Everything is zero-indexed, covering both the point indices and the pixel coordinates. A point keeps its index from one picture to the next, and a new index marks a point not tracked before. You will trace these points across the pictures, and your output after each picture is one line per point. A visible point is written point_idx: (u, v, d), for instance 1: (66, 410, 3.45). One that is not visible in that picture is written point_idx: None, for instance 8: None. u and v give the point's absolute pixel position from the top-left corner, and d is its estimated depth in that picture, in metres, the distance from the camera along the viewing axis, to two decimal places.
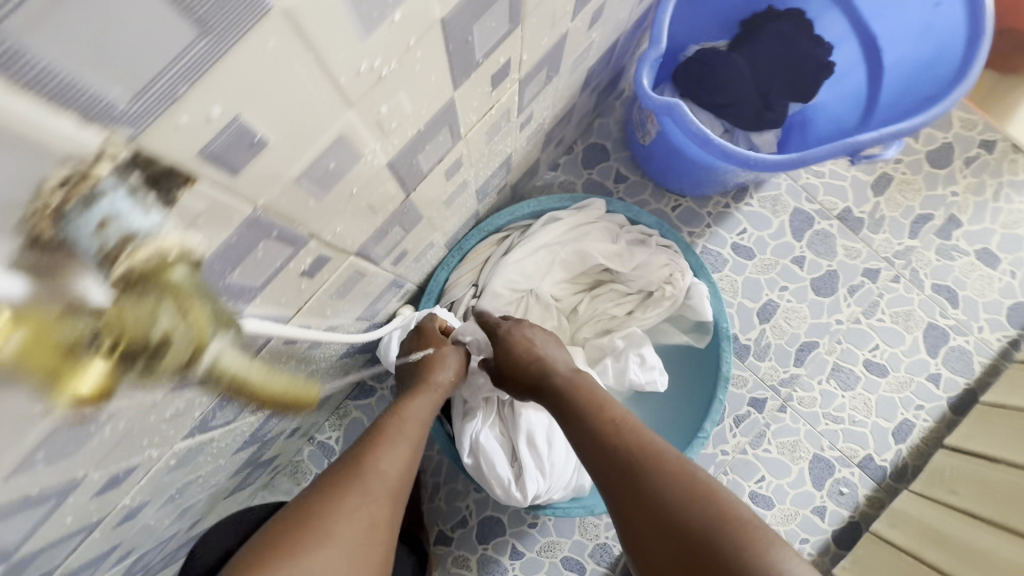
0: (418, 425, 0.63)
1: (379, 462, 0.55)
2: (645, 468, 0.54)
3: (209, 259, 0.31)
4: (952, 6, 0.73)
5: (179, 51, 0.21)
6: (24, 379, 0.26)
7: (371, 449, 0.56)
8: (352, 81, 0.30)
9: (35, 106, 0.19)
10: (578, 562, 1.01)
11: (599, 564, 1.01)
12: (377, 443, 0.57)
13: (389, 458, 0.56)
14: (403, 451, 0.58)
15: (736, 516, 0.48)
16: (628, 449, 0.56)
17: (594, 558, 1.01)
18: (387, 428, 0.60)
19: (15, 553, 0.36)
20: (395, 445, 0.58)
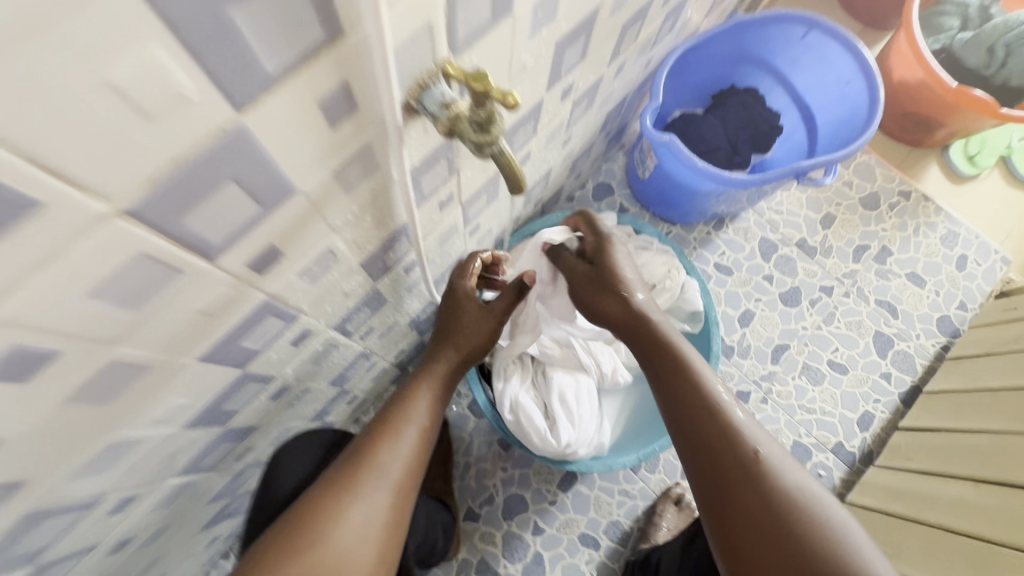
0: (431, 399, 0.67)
1: (392, 447, 0.60)
2: (709, 423, 0.58)
3: (421, 161, 0.50)
4: (858, 83, 1.05)
5: (483, 24, 0.41)
6: (337, 205, 0.44)
7: (382, 440, 0.60)
8: (515, 66, 0.51)
9: (441, 39, 0.38)
10: (593, 538, 1.11)
11: (611, 539, 1.11)
12: (391, 429, 0.61)
13: (404, 439, 0.61)
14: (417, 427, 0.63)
15: (779, 491, 0.53)
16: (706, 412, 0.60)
17: (607, 533, 1.11)
18: (402, 407, 0.64)
19: (245, 367, 0.52)
20: (404, 432, 0.61)
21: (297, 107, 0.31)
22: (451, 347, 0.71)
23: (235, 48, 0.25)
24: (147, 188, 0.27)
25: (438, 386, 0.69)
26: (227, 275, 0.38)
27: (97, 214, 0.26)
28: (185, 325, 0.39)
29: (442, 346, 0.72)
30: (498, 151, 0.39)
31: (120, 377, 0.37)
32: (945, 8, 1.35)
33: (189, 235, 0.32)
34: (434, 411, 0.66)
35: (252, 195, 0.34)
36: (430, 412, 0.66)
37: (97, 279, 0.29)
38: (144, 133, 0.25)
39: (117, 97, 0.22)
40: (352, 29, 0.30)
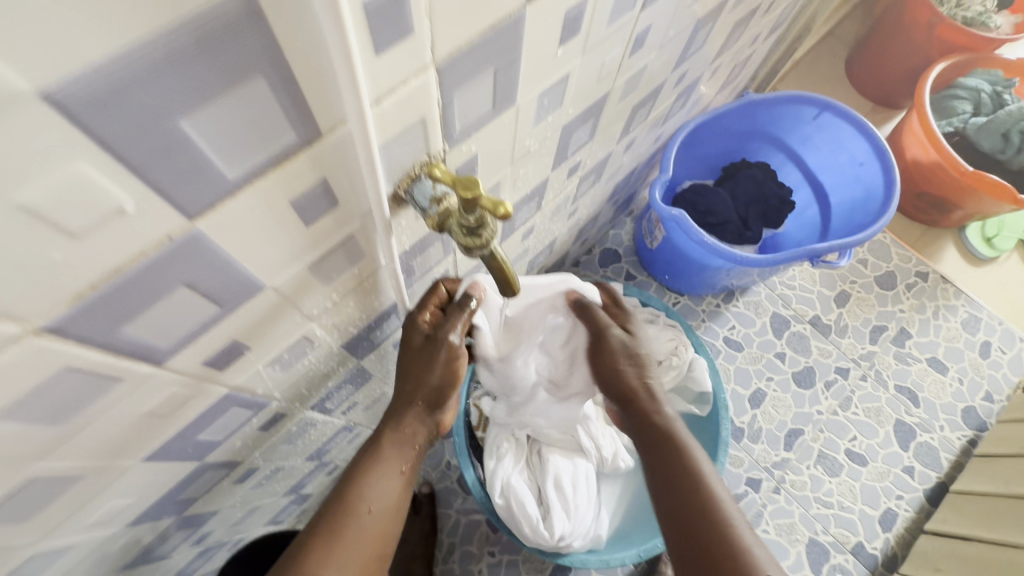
0: (390, 483, 0.52)
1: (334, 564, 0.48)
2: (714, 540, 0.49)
3: (412, 246, 0.47)
4: (872, 166, 1.03)
5: (481, 116, 0.39)
6: (315, 296, 0.40)
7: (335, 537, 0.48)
8: (518, 150, 0.49)
9: (434, 133, 0.35)
10: None
11: None
12: (333, 537, 0.48)
13: (351, 550, 0.49)
14: (368, 530, 0.50)
15: None
16: (715, 531, 0.49)
17: None
18: (349, 502, 0.50)
19: (204, 458, 0.47)
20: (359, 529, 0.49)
21: (267, 208, 0.29)
22: (418, 401, 0.54)
23: (189, 160, 0.22)
24: (76, 303, 0.23)
25: (401, 461, 0.54)
26: (180, 376, 0.34)
27: (9, 336, 0.22)
28: (128, 429, 0.34)
29: (405, 405, 0.54)
30: (488, 253, 0.35)
31: (44, 490, 0.32)
32: (957, 92, 1.33)
33: (131, 344, 0.28)
34: (393, 498, 0.52)
35: (211, 297, 0.30)
36: (388, 502, 0.52)
37: (11, 399, 0.25)
38: (71, 250, 0.21)
39: (34, 219, 0.19)
40: (333, 130, 0.28)
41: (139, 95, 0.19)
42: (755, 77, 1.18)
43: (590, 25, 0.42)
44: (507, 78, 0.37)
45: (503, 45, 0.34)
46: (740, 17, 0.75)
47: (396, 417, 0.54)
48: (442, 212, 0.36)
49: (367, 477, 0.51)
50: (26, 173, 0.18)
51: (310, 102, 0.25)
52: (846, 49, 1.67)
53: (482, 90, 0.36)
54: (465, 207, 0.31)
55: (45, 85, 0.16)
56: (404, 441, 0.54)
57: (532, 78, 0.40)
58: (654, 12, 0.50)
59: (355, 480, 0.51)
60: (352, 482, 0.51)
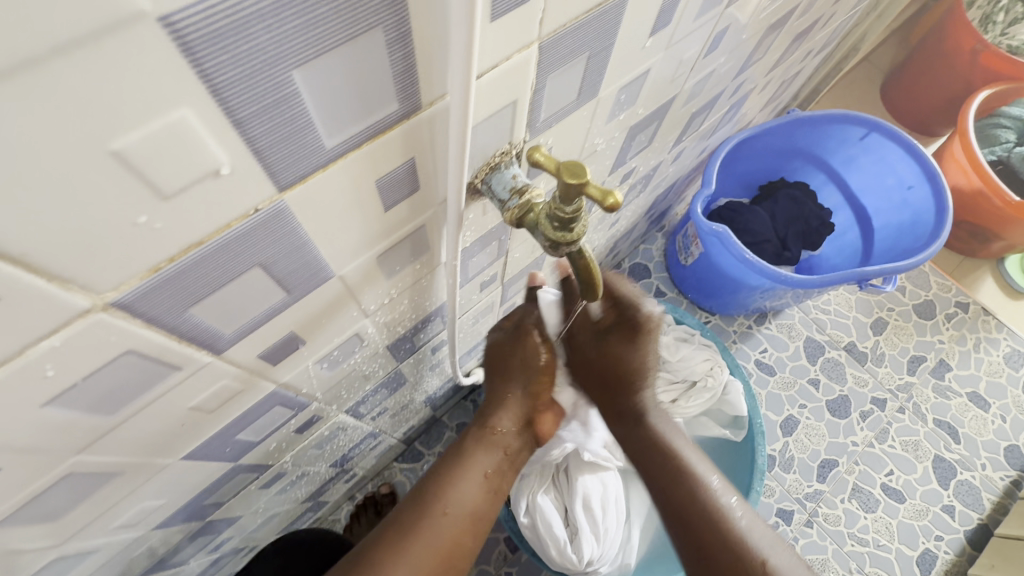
0: (473, 486, 0.50)
1: (411, 555, 0.44)
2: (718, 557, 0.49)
3: (473, 242, 0.44)
4: (922, 188, 0.99)
5: (565, 106, 0.36)
6: (372, 291, 0.37)
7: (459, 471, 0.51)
8: (586, 148, 0.46)
9: (519, 118, 0.33)
10: None
11: None
12: (412, 528, 0.46)
13: (430, 547, 0.45)
14: (451, 527, 0.47)
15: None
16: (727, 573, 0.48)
17: None
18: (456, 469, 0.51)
19: (238, 460, 0.44)
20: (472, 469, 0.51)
21: (352, 187, 0.26)
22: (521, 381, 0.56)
23: (292, 120, 0.20)
24: (149, 277, 0.21)
25: (485, 468, 0.52)
26: (233, 369, 0.31)
27: (77, 309, 0.19)
28: (172, 425, 0.31)
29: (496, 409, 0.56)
30: (576, 251, 0.33)
31: (81, 488, 0.29)
32: (1000, 120, 1.30)
33: (193, 329, 0.25)
34: (477, 502, 0.50)
35: (280, 283, 0.28)
36: (469, 507, 0.49)
37: (65, 383, 0.22)
38: (157, 215, 0.19)
39: (125, 171, 0.17)
40: (432, 104, 0.25)
41: (258, 34, 0.16)
42: (797, 95, 1.15)
43: (679, 18, 0.39)
44: (596, 68, 0.35)
45: (602, 30, 0.32)
46: (797, 32, 0.74)
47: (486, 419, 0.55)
48: (523, 204, 0.32)
49: (452, 476, 0.50)
50: (128, 114, 0.15)
51: (417, 69, 0.23)
52: (881, 74, 1.65)
53: (572, 76, 0.34)
54: (565, 195, 0.28)
55: (164, 8, 0.14)
56: (491, 445, 0.54)
57: (616, 72, 0.38)
58: (734, 13, 0.48)
59: (440, 478, 0.50)
60: (436, 479, 0.50)
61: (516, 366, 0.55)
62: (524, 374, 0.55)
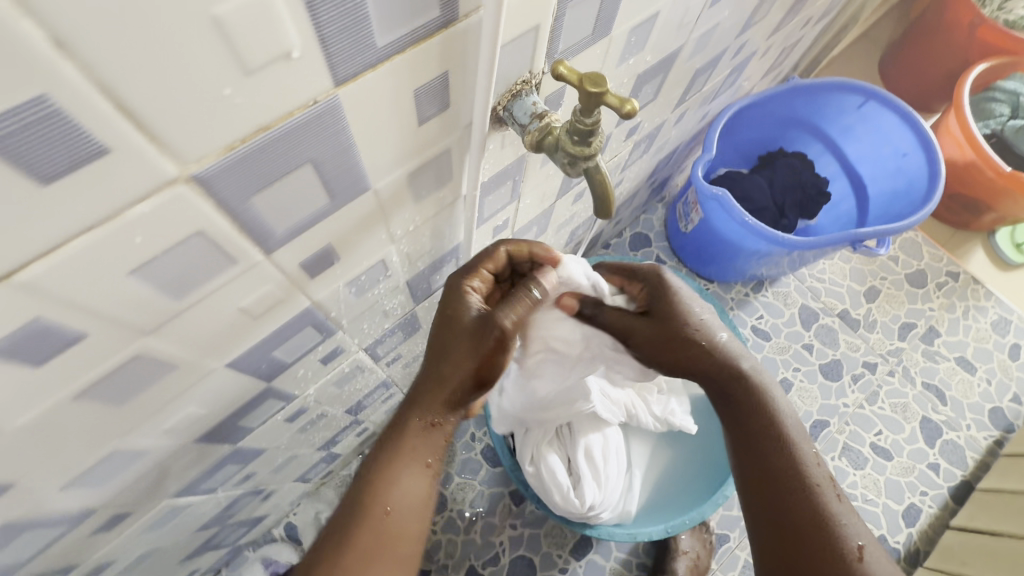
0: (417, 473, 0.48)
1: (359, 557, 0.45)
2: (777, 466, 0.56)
3: (491, 178, 0.47)
4: (916, 155, 1.02)
5: (581, 39, 0.39)
6: (399, 216, 0.40)
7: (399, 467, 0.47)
8: (598, 90, 0.49)
9: (540, 46, 0.35)
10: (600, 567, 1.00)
11: (619, 551, 1.03)
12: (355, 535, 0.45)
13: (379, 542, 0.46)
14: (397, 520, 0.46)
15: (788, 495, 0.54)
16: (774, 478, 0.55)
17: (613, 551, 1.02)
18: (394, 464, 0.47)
19: (270, 382, 0.47)
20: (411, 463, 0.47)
21: (394, 95, 0.29)
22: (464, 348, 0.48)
23: (354, 10, 0.22)
24: (226, 154, 0.23)
25: (426, 452, 0.48)
26: (278, 273, 0.34)
27: (167, 176, 0.22)
28: (223, 325, 0.34)
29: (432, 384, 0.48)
30: (592, 168, 0.36)
31: (145, 375, 0.32)
32: (995, 94, 1.32)
33: (252, 220, 0.28)
34: (424, 490, 0.48)
35: (325, 186, 0.30)
36: (414, 497, 0.47)
37: (147, 255, 0.25)
38: (239, 89, 0.21)
39: (220, 40, 0.19)
40: (467, 16, 0.28)
41: None
42: (797, 65, 1.17)
43: None
44: (611, 2, 0.38)
45: None
46: None
47: (417, 401, 0.48)
48: (542, 127, 0.35)
49: (390, 474, 0.47)
50: None
51: None
52: (881, 50, 1.66)
53: (589, 7, 0.36)
54: (585, 106, 0.31)
55: None
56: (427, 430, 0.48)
57: (628, 9, 0.41)
58: None
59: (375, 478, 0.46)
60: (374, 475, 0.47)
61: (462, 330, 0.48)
62: (477, 334, 0.48)
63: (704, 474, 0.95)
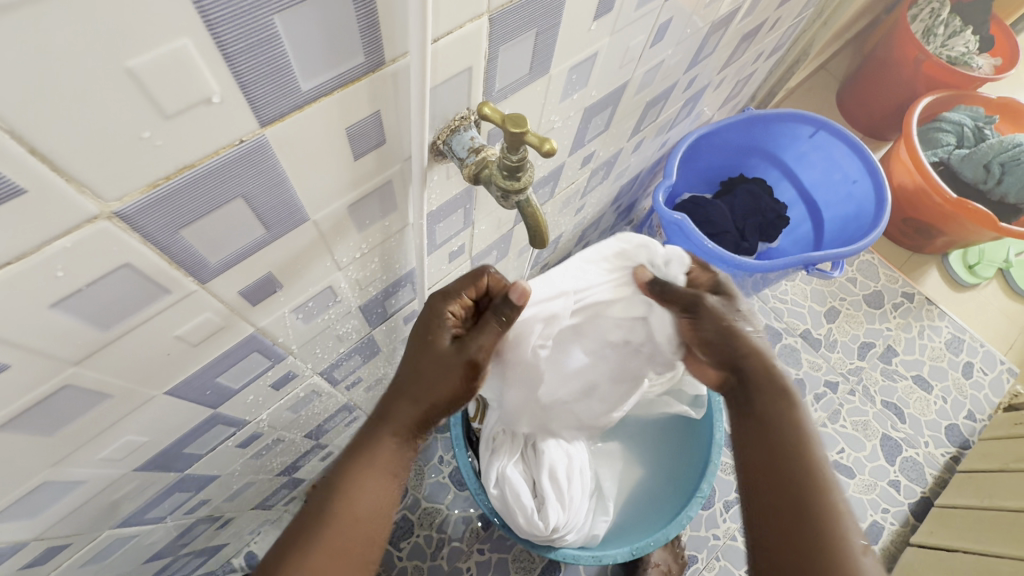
0: (382, 486, 0.48)
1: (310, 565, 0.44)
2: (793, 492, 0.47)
3: (439, 206, 0.48)
4: (865, 182, 1.07)
5: (518, 79, 0.41)
6: (342, 245, 0.41)
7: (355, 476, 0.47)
8: (544, 125, 0.51)
9: (475, 86, 0.37)
10: None
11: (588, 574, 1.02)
12: (309, 542, 0.44)
13: (336, 550, 0.45)
14: (352, 535, 0.46)
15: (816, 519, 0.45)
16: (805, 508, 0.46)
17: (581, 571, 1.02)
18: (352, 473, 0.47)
19: (217, 408, 0.48)
20: (366, 471, 0.48)
21: (326, 133, 0.30)
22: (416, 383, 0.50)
23: (273, 59, 0.24)
24: (148, 192, 0.24)
25: (395, 465, 0.49)
26: (217, 302, 0.35)
27: (87, 214, 0.23)
28: (160, 353, 0.35)
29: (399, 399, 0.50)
30: (525, 200, 0.37)
31: (76, 404, 0.33)
32: (941, 125, 1.39)
33: (183, 252, 0.29)
34: (383, 504, 0.48)
35: (259, 218, 0.31)
36: (374, 510, 0.47)
37: (71, 287, 0.26)
38: (158, 132, 0.23)
39: (135, 88, 0.21)
40: (394, 61, 0.30)
41: None
42: (755, 95, 1.23)
43: (621, 6, 0.45)
44: (545, 45, 0.40)
45: (546, 10, 0.37)
46: (745, 32, 0.80)
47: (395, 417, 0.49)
48: (479, 161, 0.37)
49: (355, 480, 0.47)
50: (139, 38, 0.19)
51: (379, 27, 0.27)
52: (837, 82, 1.75)
53: (522, 51, 0.38)
54: (512, 144, 0.33)
55: None
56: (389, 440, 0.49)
57: (564, 51, 0.43)
58: (675, 7, 0.54)
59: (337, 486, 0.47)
60: (338, 484, 0.47)
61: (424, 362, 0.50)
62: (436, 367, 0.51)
63: (670, 497, 0.96)
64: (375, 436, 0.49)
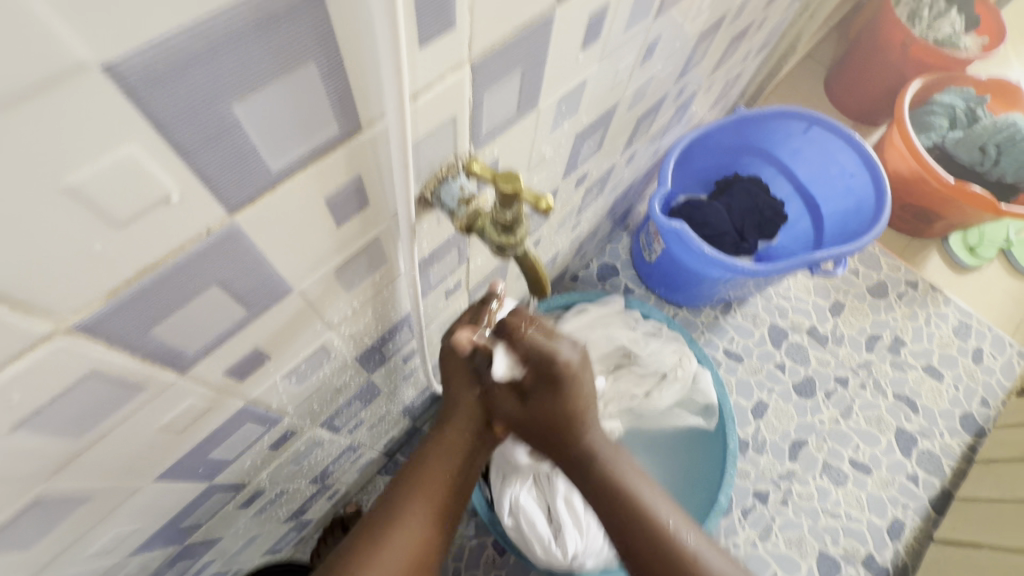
0: (430, 501, 0.52)
1: None
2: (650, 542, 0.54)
3: (432, 251, 0.46)
4: (863, 176, 1.05)
5: (505, 118, 0.39)
6: (331, 307, 0.39)
7: (414, 490, 0.52)
8: (535, 156, 0.49)
9: (460, 133, 0.35)
10: None
11: None
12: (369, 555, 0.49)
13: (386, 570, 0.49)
14: (416, 539, 0.51)
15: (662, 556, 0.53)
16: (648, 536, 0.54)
17: None
18: (416, 484, 0.52)
19: (213, 479, 0.45)
20: (431, 482, 0.52)
21: (303, 207, 0.28)
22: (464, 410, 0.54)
23: (235, 148, 0.21)
24: (107, 301, 0.22)
25: (444, 481, 0.53)
26: (201, 386, 0.33)
27: (39, 334, 0.21)
28: (144, 445, 0.32)
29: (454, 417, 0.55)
30: (522, 252, 0.35)
31: (55, 512, 0.30)
32: (933, 108, 1.37)
33: (156, 348, 0.27)
34: (432, 522, 0.52)
35: (240, 300, 0.29)
36: (424, 527, 0.51)
37: (34, 406, 0.23)
38: (111, 241, 0.20)
39: (78, 205, 0.18)
40: (372, 124, 0.27)
41: (196, 75, 0.18)
42: (744, 92, 1.21)
43: (608, 32, 0.42)
44: (532, 82, 0.38)
45: (531, 50, 0.35)
46: (733, 35, 0.78)
47: (445, 430, 0.54)
48: (470, 213, 0.34)
49: (410, 497, 0.51)
50: (78, 154, 0.17)
51: (353, 94, 0.25)
52: (825, 70, 1.73)
53: (508, 92, 0.36)
54: (503, 202, 0.31)
55: (103, 56, 0.15)
56: (449, 458, 0.54)
57: (552, 83, 0.41)
58: (663, 25, 0.51)
59: (400, 497, 0.51)
60: (399, 495, 0.52)
61: (461, 383, 0.54)
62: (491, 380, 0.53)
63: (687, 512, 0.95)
64: (441, 446, 0.54)
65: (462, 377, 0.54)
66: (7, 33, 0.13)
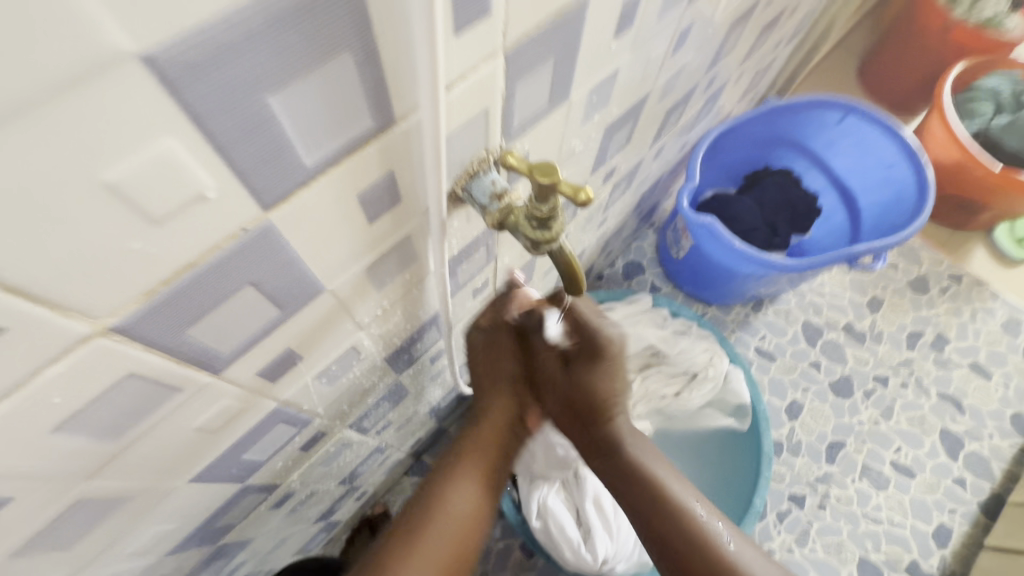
0: (472, 485, 0.53)
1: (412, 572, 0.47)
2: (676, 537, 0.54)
3: (461, 249, 0.45)
4: (903, 165, 1.01)
5: (537, 111, 0.37)
6: (361, 307, 0.38)
7: (454, 474, 0.53)
8: (565, 150, 0.48)
9: (493, 126, 0.34)
10: None
11: None
12: (412, 542, 0.48)
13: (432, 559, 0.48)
14: (457, 526, 0.50)
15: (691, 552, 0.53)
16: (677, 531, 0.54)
17: None
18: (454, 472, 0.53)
19: (246, 480, 0.45)
20: (468, 469, 0.53)
21: (337, 203, 0.27)
22: (494, 398, 0.57)
23: (270, 142, 0.21)
24: (145, 301, 0.22)
25: (482, 468, 0.54)
26: (235, 387, 0.32)
27: (80, 335, 0.20)
28: (180, 446, 0.32)
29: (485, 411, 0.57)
30: (557, 247, 0.34)
31: (95, 513, 0.30)
32: (977, 93, 1.31)
33: (192, 349, 0.26)
34: (475, 504, 0.52)
35: (273, 300, 0.29)
36: (469, 509, 0.52)
37: (74, 407, 0.23)
38: (149, 239, 0.20)
39: (118, 202, 0.18)
40: (405, 118, 0.26)
41: (234, 66, 0.17)
42: (774, 82, 1.17)
43: (641, 19, 0.41)
44: (565, 72, 0.37)
45: (564, 38, 0.33)
46: (765, 22, 0.75)
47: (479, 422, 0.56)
48: (504, 208, 0.33)
49: (452, 480, 0.52)
50: (116, 149, 0.17)
51: (388, 86, 0.24)
52: (857, 57, 1.67)
53: (541, 83, 0.35)
54: (540, 193, 0.30)
55: (142, 45, 0.15)
56: (485, 446, 0.55)
57: (585, 74, 0.40)
58: (696, 11, 0.50)
59: (441, 481, 0.52)
60: (440, 482, 0.52)
61: (489, 379, 0.56)
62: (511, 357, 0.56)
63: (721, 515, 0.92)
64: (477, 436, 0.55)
65: (489, 367, 0.56)
66: (47, 24, 0.13)
